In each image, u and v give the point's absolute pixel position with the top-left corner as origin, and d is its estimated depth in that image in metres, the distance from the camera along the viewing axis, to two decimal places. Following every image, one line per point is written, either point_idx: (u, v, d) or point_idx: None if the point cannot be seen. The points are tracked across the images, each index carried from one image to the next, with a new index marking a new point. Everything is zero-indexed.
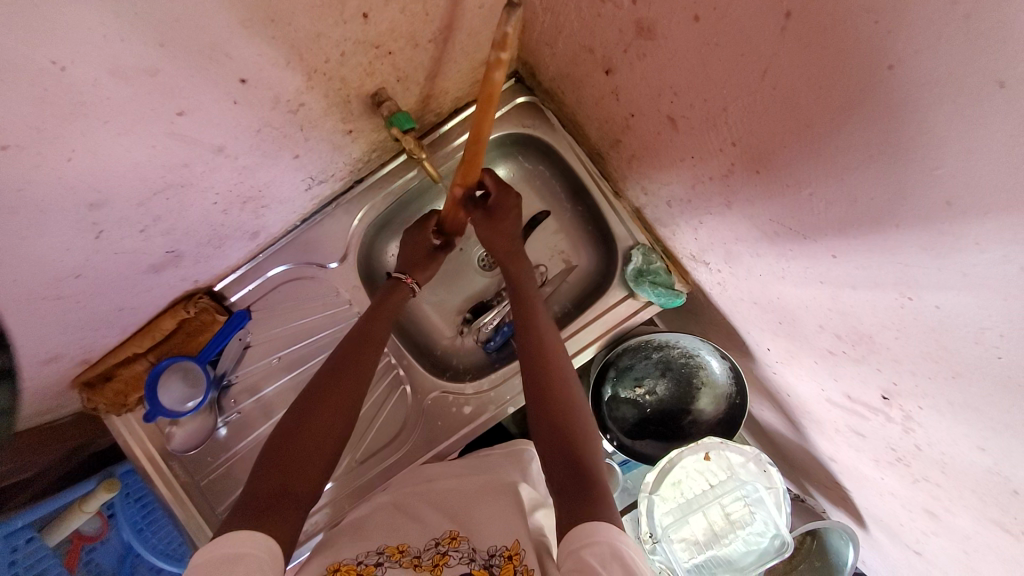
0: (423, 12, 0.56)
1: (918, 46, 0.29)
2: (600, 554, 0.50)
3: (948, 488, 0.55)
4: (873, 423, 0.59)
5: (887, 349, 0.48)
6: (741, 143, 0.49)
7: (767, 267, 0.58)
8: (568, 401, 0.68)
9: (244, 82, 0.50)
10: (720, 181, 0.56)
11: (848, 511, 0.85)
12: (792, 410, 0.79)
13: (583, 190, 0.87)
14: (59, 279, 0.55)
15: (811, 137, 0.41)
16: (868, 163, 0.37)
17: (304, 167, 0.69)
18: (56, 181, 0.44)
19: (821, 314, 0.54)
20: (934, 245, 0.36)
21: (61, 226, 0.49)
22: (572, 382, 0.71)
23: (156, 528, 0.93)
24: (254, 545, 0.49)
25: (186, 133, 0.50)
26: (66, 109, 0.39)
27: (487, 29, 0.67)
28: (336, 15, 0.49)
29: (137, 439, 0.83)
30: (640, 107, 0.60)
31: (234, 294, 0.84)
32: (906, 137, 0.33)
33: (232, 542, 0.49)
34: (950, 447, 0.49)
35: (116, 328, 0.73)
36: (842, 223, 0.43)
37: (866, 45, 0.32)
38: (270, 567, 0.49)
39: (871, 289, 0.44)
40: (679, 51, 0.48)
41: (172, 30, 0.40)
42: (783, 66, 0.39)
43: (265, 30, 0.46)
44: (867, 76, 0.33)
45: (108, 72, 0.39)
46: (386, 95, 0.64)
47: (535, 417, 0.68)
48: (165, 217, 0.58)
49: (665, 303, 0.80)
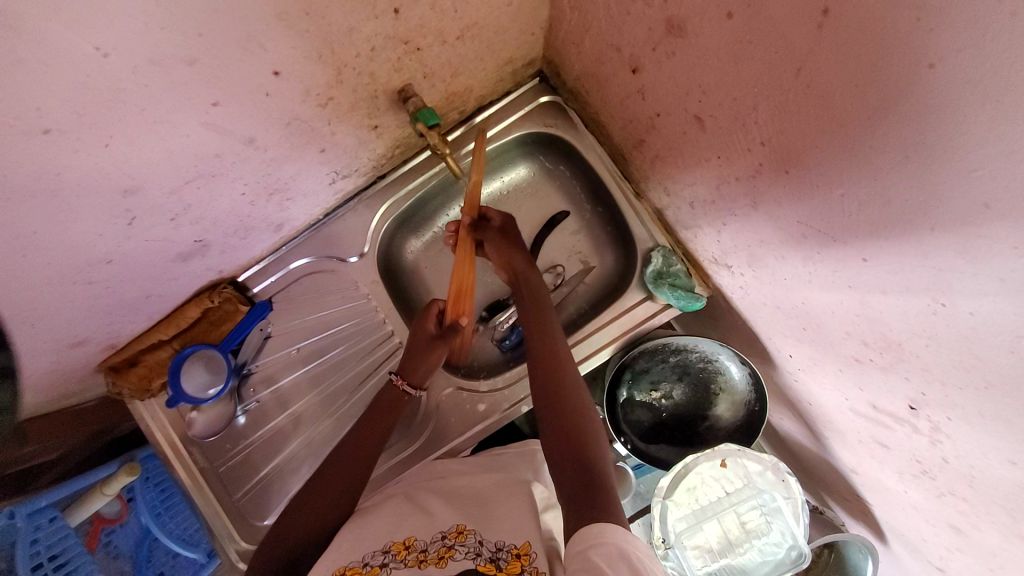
0: (452, 9, 0.57)
1: (963, 44, 0.29)
2: (607, 554, 0.50)
3: (975, 502, 0.53)
4: (898, 434, 0.58)
5: (917, 357, 0.47)
6: (770, 143, 0.48)
7: (792, 270, 0.57)
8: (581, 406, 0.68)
9: (276, 74, 0.50)
10: (746, 182, 0.55)
11: (868, 525, 0.83)
12: (813, 419, 0.77)
13: (603, 191, 0.87)
14: (91, 264, 0.57)
15: (844, 138, 0.40)
16: (903, 165, 0.37)
17: (329, 162, 0.70)
18: (93, 168, 0.45)
19: (848, 319, 0.53)
20: (972, 249, 0.35)
21: (96, 211, 0.50)
22: (579, 388, 0.71)
23: (173, 513, 0.94)
24: None
25: (218, 124, 0.51)
26: (107, 97, 0.40)
27: (514, 27, 0.68)
28: (368, 10, 0.50)
29: (158, 424, 0.85)
30: (666, 107, 0.60)
31: (256, 285, 0.86)
32: (943, 135, 0.33)
33: None
34: (980, 460, 0.47)
35: (143, 315, 0.75)
36: (874, 225, 0.42)
37: (905, 45, 0.32)
38: None
39: (903, 296, 0.43)
40: (710, 49, 0.48)
41: (209, 20, 0.41)
42: (818, 64, 0.38)
43: (299, 23, 0.47)
44: (905, 76, 0.33)
45: (146, 61, 0.40)
46: (412, 91, 0.65)
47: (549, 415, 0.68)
48: (195, 206, 0.60)
49: (684, 306, 0.79)
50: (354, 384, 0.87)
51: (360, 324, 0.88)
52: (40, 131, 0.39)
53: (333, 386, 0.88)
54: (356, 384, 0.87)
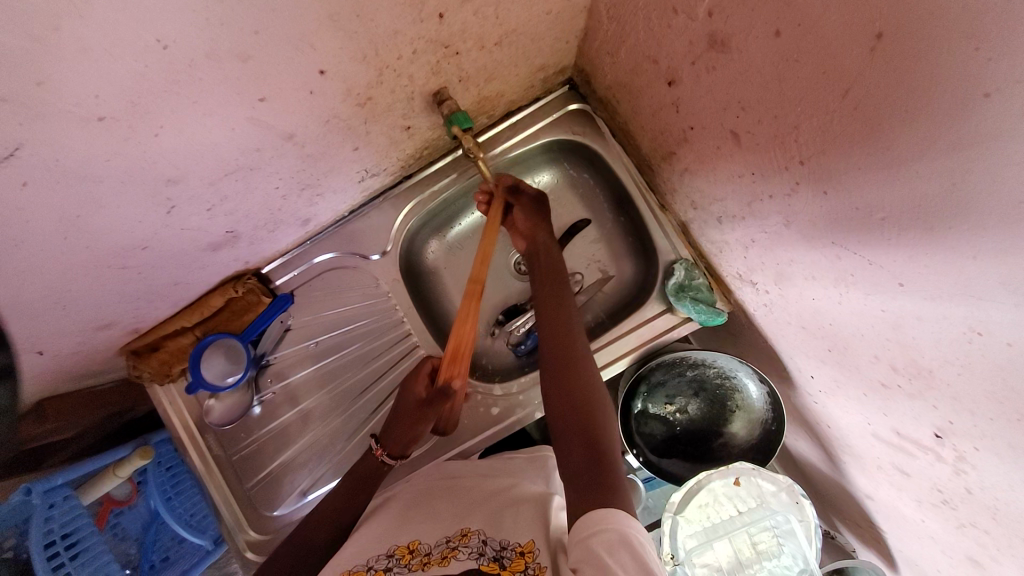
0: (494, 16, 0.58)
1: (1019, 75, 0.28)
2: (608, 541, 0.51)
3: (998, 536, 0.52)
4: (921, 462, 0.57)
5: (947, 385, 0.46)
6: (809, 162, 0.48)
7: (821, 291, 0.56)
8: (594, 403, 0.66)
9: (322, 73, 0.51)
10: (780, 199, 0.55)
11: (881, 553, 0.82)
12: (830, 443, 0.76)
13: (628, 202, 0.87)
14: (128, 249, 0.58)
15: (889, 160, 0.40)
16: (950, 190, 0.36)
17: (361, 160, 0.71)
18: (140, 156, 0.46)
19: (878, 343, 0.52)
20: (1016, 279, 0.34)
21: (139, 199, 0.51)
22: (592, 367, 0.70)
23: (181, 498, 0.96)
24: None
25: (262, 118, 0.52)
26: (160, 88, 0.41)
27: (550, 35, 0.68)
28: (414, 13, 0.51)
29: (176, 408, 0.86)
30: (701, 121, 0.60)
31: (279, 277, 0.87)
32: (997, 165, 0.32)
33: None
34: (1007, 494, 0.46)
35: (169, 302, 0.76)
36: (914, 250, 0.41)
37: (961, 72, 0.31)
38: None
39: (938, 322, 0.43)
40: (753, 65, 0.48)
41: (265, 18, 0.42)
42: (867, 86, 0.38)
43: (348, 25, 0.48)
44: (958, 104, 0.33)
45: (203, 55, 0.41)
46: (446, 94, 0.66)
47: (558, 414, 0.67)
48: (231, 198, 0.61)
49: (705, 320, 0.79)
50: (368, 381, 0.88)
51: (378, 321, 0.88)
52: (95, 118, 0.40)
53: (347, 382, 0.88)
54: (371, 380, 0.88)
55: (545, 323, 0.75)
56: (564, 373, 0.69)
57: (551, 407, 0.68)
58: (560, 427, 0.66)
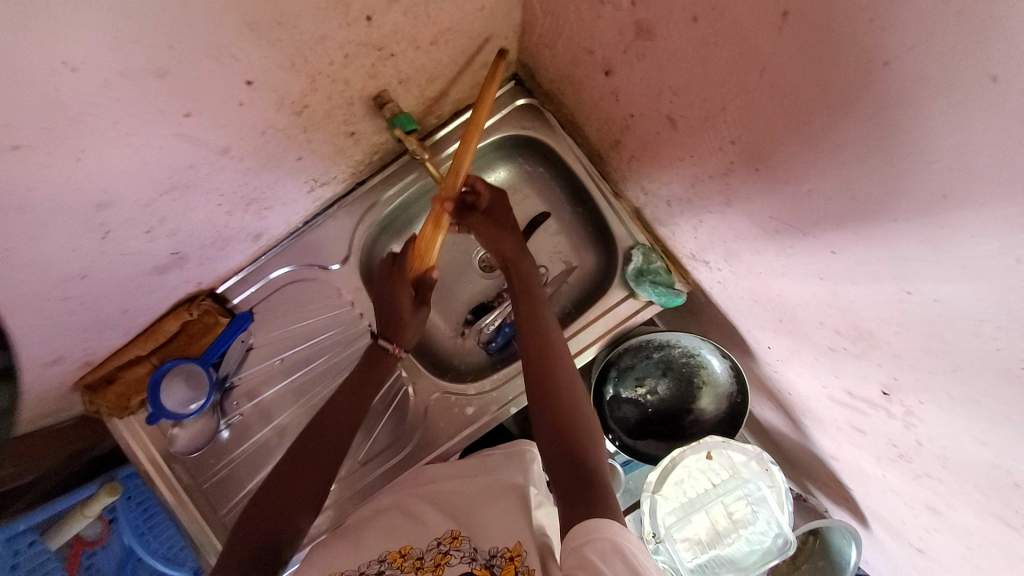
0: (425, 16, 0.57)
1: (912, 42, 0.30)
2: (601, 549, 0.51)
3: (950, 483, 0.55)
4: (875, 420, 0.60)
5: (887, 344, 0.49)
6: (739, 142, 0.49)
7: (766, 263, 0.58)
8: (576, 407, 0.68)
9: (249, 84, 0.50)
10: (719, 179, 0.56)
11: (850, 510, 0.86)
12: (793, 408, 0.79)
13: (583, 193, 0.88)
14: (66, 279, 0.55)
15: (807, 134, 0.41)
16: (866, 159, 0.38)
17: (307, 170, 0.70)
18: (66, 182, 0.45)
19: (821, 310, 0.54)
20: (931, 236, 0.36)
21: (70, 227, 0.49)
22: (575, 380, 0.71)
23: (157, 532, 0.94)
24: None
25: (192, 134, 0.50)
26: (75, 110, 0.40)
27: (487, 32, 0.68)
28: (340, 18, 0.50)
29: (139, 442, 0.82)
30: (640, 108, 0.61)
31: (235, 296, 0.84)
32: (904, 132, 0.34)
33: None
34: (953, 442, 0.49)
35: (119, 331, 0.73)
36: (840, 219, 0.43)
37: (862, 42, 0.33)
38: None
39: (871, 284, 0.45)
40: (677, 51, 0.49)
41: (181, 32, 0.41)
42: (780, 65, 0.40)
43: (271, 33, 0.47)
44: (864, 73, 0.34)
45: (117, 73, 0.40)
46: (387, 97, 0.65)
47: (540, 423, 0.68)
48: (170, 219, 0.59)
49: (665, 302, 0.81)
50: None
51: (343, 331, 0.87)
52: (9, 148, 0.38)
53: (318, 394, 0.86)
54: None
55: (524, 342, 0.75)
56: (541, 380, 0.70)
57: (534, 417, 0.69)
58: (546, 435, 0.67)
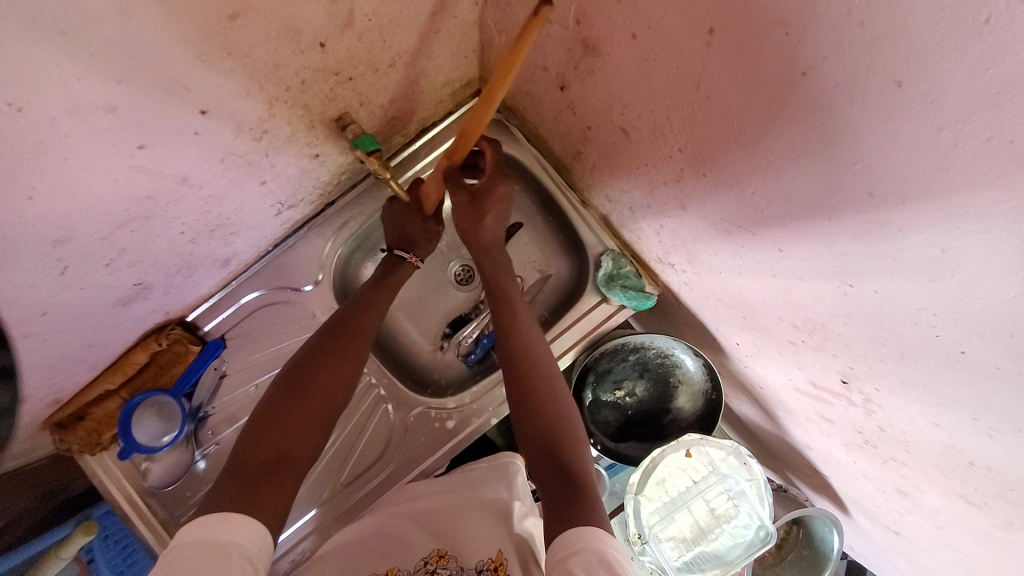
0: (380, 40, 0.59)
1: (825, 54, 0.32)
2: (587, 561, 0.51)
3: (914, 465, 0.57)
4: (839, 408, 0.62)
5: (839, 335, 0.51)
6: (686, 150, 0.51)
7: (724, 263, 0.60)
8: (559, 414, 0.67)
9: (203, 113, 0.50)
10: (673, 186, 0.58)
11: (829, 497, 0.88)
12: (766, 401, 0.81)
13: (552, 202, 0.89)
14: (25, 317, 0.55)
15: (745, 141, 0.43)
16: (798, 163, 0.40)
17: (272, 193, 0.70)
18: (18, 221, 0.44)
19: (778, 306, 0.56)
20: (865, 234, 0.38)
21: (25, 264, 0.49)
22: (558, 388, 0.70)
23: (136, 570, 0.85)
24: (246, 533, 0.49)
25: (147, 166, 0.50)
26: (25, 150, 0.40)
27: (446, 52, 0.70)
28: (293, 46, 0.51)
29: (113, 481, 0.80)
30: (595, 120, 0.63)
31: (206, 323, 0.83)
32: (828, 136, 0.36)
33: (227, 526, 0.49)
34: (909, 425, 0.51)
35: (85, 366, 0.72)
36: (783, 220, 0.46)
37: (782, 55, 0.35)
38: (258, 547, 0.50)
39: (816, 280, 0.47)
40: (622, 66, 0.51)
41: (129, 68, 0.41)
42: (712, 77, 0.42)
43: (222, 63, 0.47)
44: (785, 84, 0.36)
45: (65, 111, 0.40)
46: (349, 118, 0.66)
47: (523, 432, 0.68)
48: (131, 250, 0.58)
49: (637, 305, 0.83)
50: None
51: None
52: None
53: None
54: None
55: (508, 351, 0.73)
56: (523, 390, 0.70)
57: (517, 428, 0.69)
58: (530, 445, 0.67)
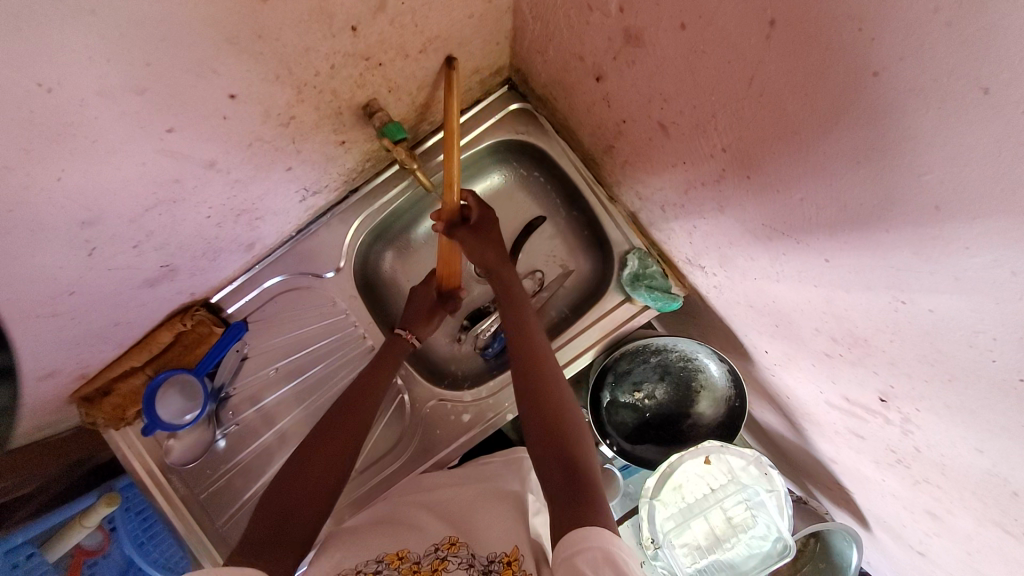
0: (413, 24, 0.57)
1: (902, 53, 0.29)
2: (592, 560, 0.50)
3: (948, 489, 0.54)
4: (873, 426, 0.59)
5: (883, 351, 0.48)
6: (730, 149, 0.49)
7: (761, 269, 0.58)
8: (565, 416, 0.67)
9: (233, 97, 0.50)
10: (712, 186, 0.56)
11: (851, 512, 0.85)
12: (792, 412, 0.79)
13: (578, 196, 0.87)
14: (53, 297, 0.55)
15: (798, 143, 0.41)
16: (855, 169, 0.37)
17: (297, 180, 0.69)
18: (47, 202, 0.44)
19: (816, 317, 0.53)
20: (925, 248, 0.36)
21: (55, 244, 0.49)
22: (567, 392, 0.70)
23: (157, 542, 0.90)
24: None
25: (176, 149, 0.50)
26: (52, 132, 0.39)
27: (478, 38, 0.68)
28: (324, 30, 0.49)
29: (135, 452, 0.82)
30: (632, 113, 0.60)
31: (230, 305, 0.84)
32: (895, 142, 0.33)
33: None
34: (949, 449, 0.49)
35: (112, 344, 0.73)
36: (833, 228, 0.43)
37: (851, 53, 0.32)
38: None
39: (865, 293, 0.44)
40: (667, 58, 0.49)
41: (158, 49, 0.40)
42: (769, 73, 0.39)
43: (252, 46, 0.46)
44: (852, 84, 0.33)
45: (94, 93, 0.39)
46: (377, 105, 0.65)
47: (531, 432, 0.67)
48: (158, 232, 0.59)
49: (661, 307, 0.80)
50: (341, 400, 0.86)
51: (337, 340, 0.87)
52: None
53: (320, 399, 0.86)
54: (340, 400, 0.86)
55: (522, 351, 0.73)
56: (532, 390, 0.69)
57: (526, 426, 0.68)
58: (537, 443, 0.66)
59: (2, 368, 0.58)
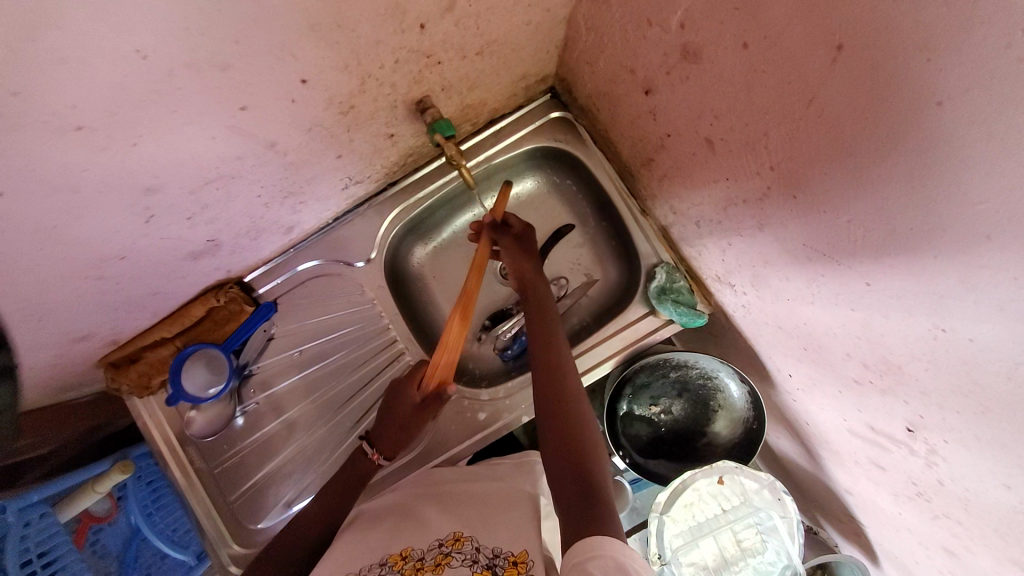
0: (475, 27, 0.59)
1: (970, 84, 0.30)
2: (605, 567, 0.50)
3: (969, 526, 0.53)
4: (895, 456, 0.59)
5: (915, 380, 0.48)
6: (778, 168, 0.50)
7: (795, 290, 0.58)
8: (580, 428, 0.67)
9: (303, 82, 0.52)
10: (753, 204, 0.57)
11: (861, 547, 0.84)
12: (810, 439, 0.78)
13: (610, 207, 0.88)
14: (105, 259, 0.57)
15: (851, 166, 0.42)
16: (908, 195, 0.38)
17: (344, 168, 0.71)
18: (120, 165, 0.46)
19: (849, 341, 0.54)
20: (971, 276, 0.36)
21: (118, 207, 0.51)
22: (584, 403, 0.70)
23: (164, 513, 0.94)
24: None
25: (243, 127, 0.52)
26: (138, 98, 0.41)
27: (531, 45, 0.70)
28: (395, 25, 0.51)
29: (157, 422, 0.84)
30: (678, 128, 0.62)
31: (262, 285, 0.86)
32: (954, 169, 0.34)
33: None
34: (975, 484, 0.48)
35: (148, 312, 0.75)
36: (878, 251, 0.43)
37: (917, 81, 0.33)
38: None
39: (904, 320, 0.45)
40: (723, 75, 0.50)
41: (245, 29, 0.42)
42: (829, 96, 0.40)
43: (330, 35, 0.48)
44: (915, 112, 0.34)
45: (182, 64, 0.41)
46: (429, 102, 0.67)
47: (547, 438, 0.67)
48: (211, 206, 0.61)
49: (686, 322, 0.80)
50: (356, 389, 0.87)
51: (361, 328, 0.88)
52: (73, 128, 0.40)
53: (333, 389, 0.87)
54: (355, 389, 0.87)
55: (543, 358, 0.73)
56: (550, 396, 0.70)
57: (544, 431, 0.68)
58: (551, 451, 0.66)
59: (48, 322, 0.60)
